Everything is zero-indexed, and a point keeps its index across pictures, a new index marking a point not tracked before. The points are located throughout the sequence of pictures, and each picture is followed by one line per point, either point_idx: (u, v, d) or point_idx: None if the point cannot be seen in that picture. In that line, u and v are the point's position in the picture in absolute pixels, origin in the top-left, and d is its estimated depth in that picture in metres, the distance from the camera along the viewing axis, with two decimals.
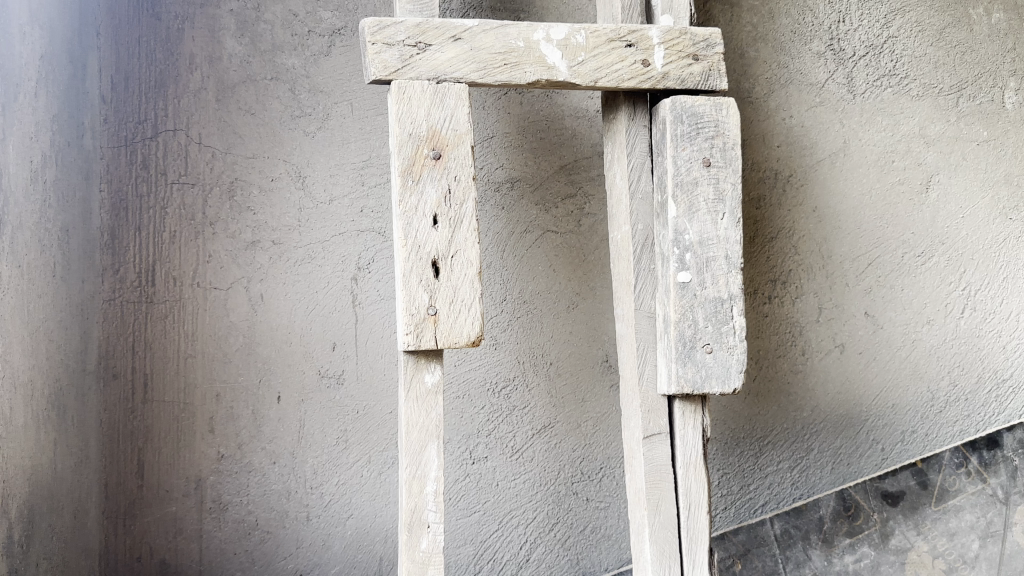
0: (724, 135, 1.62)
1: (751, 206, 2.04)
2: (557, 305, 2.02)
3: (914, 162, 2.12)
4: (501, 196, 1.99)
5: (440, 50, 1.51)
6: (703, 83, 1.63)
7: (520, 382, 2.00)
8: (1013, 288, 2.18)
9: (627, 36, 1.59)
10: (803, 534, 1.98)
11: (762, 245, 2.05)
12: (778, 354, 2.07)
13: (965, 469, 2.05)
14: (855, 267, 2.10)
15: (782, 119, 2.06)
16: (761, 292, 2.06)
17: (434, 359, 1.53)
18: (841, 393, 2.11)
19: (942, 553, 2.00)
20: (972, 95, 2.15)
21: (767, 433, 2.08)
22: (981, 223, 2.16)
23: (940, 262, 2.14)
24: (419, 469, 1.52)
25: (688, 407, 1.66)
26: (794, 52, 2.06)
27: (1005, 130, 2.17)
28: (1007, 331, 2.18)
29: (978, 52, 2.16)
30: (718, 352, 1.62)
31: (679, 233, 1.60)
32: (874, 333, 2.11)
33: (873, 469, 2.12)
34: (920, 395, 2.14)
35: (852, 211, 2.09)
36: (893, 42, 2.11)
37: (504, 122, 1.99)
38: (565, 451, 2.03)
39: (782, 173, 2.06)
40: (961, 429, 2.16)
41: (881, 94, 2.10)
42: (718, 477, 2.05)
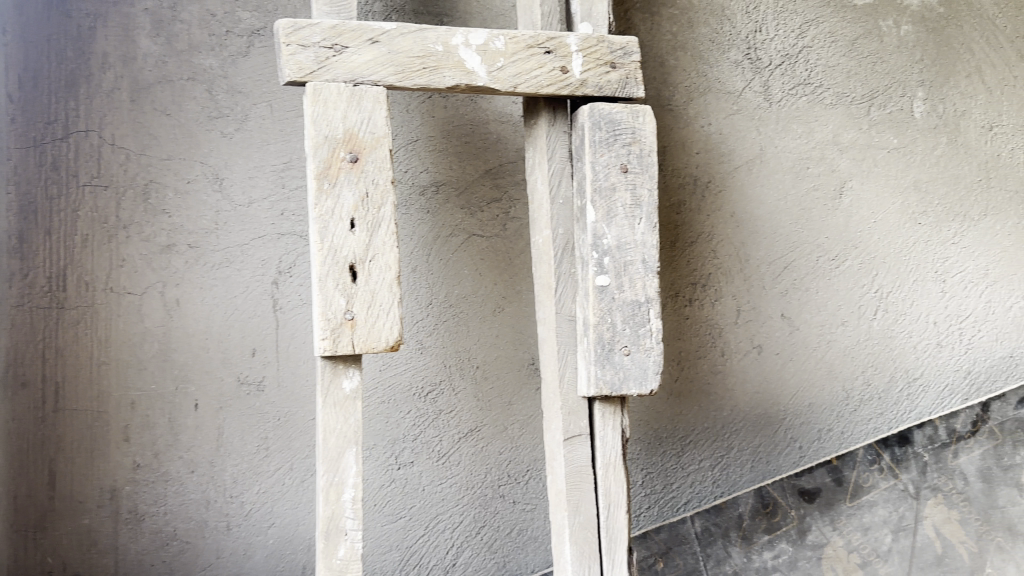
0: (641, 141, 1.65)
1: (671, 211, 2.10)
2: (483, 308, 2.02)
3: (827, 169, 2.17)
4: (426, 200, 1.99)
5: (357, 53, 1.50)
6: (621, 90, 1.66)
7: (445, 386, 2.00)
8: (923, 290, 2.23)
9: (545, 42, 1.60)
10: (723, 532, 2.03)
11: (683, 249, 2.11)
12: (699, 355, 2.13)
13: (878, 466, 2.11)
14: (771, 270, 2.16)
15: (701, 126, 2.10)
16: (682, 295, 2.11)
17: (352, 364, 1.51)
18: (760, 393, 2.17)
19: (857, 547, 2.01)
20: (883, 103, 2.20)
21: (689, 433, 2.13)
22: (892, 226, 2.21)
23: (853, 266, 2.19)
24: (337, 475, 1.50)
25: (608, 408, 1.68)
26: (713, 60, 2.11)
27: (914, 138, 2.22)
28: (918, 331, 2.23)
29: (889, 62, 2.20)
30: (636, 354, 1.64)
31: (597, 237, 1.62)
32: (790, 335, 2.17)
33: (791, 466, 2.18)
34: (836, 394, 2.20)
35: (769, 216, 2.15)
36: (808, 51, 2.16)
37: (428, 125, 1.98)
38: (492, 454, 2.03)
39: (701, 180, 2.11)
40: (874, 427, 2.22)
41: (796, 102, 2.16)
42: (641, 476, 2.11)
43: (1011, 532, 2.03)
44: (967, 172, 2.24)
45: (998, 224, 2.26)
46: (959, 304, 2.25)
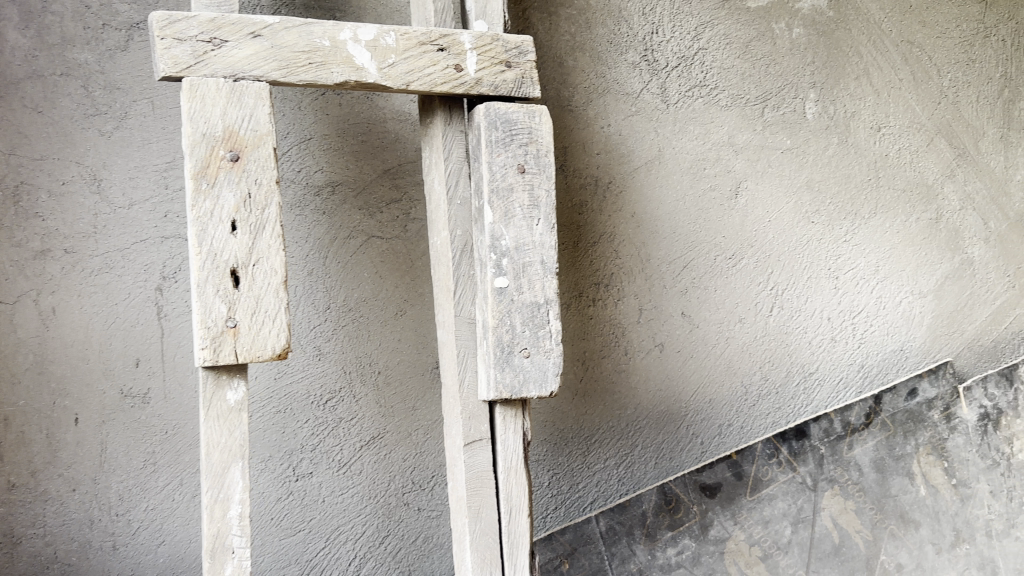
0: (537, 142, 1.62)
1: (573, 212, 2.10)
2: (384, 312, 1.94)
3: (722, 170, 2.19)
4: (321, 201, 1.88)
5: (238, 47, 1.43)
6: (517, 90, 1.61)
7: (346, 394, 1.92)
8: (816, 287, 2.28)
9: (438, 40, 1.55)
10: (627, 530, 2.02)
11: (586, 249, 2.11)
12: (603, 355, 2.14)
13: (776, 459, 2.11)
14: (671, 269, 2.18)
15: (600, 128, 2.10)
16: (586, 296, 2.12)
17: (237, 374, 1.45)
18: (663, 391, 2.19)
19: (758, 540, 2.07)
20: (777, 105, 2.22)
21: (595, 432, 2.15)
22: (785, 226, 2.25)
23: (749, 264, 2.23)
24: (222, 491, 1.44)
25: (509, 412, 1.64)
26: (611, 62, 2.11)
27: (806, 139, 2.25)
28: (812, 327, 2.28)
29: (782, 65, 2.22)
30: (535, 356, 1.62)
31: (495, 238, 1.58)
32: (690, 332, 2.20)
33: (694, 462, 2.22)
34: (735, 390, 2.24)
35: (668, 216, 2.17)
36: (703, 53, 2.17)
37: (322, 123, 1.87)
38: (396, 461, 1.97)
39: (602, 181, 2.11)
40: (773, 421, 2.28)
41: (692, 104, 2.17)
42: (547, 477, 2.11)
43: (903, 519, 2.11)
44: (857, 172, 2.28)
45: (886, 222, 2.30)
46: (852, 300, 2.30)
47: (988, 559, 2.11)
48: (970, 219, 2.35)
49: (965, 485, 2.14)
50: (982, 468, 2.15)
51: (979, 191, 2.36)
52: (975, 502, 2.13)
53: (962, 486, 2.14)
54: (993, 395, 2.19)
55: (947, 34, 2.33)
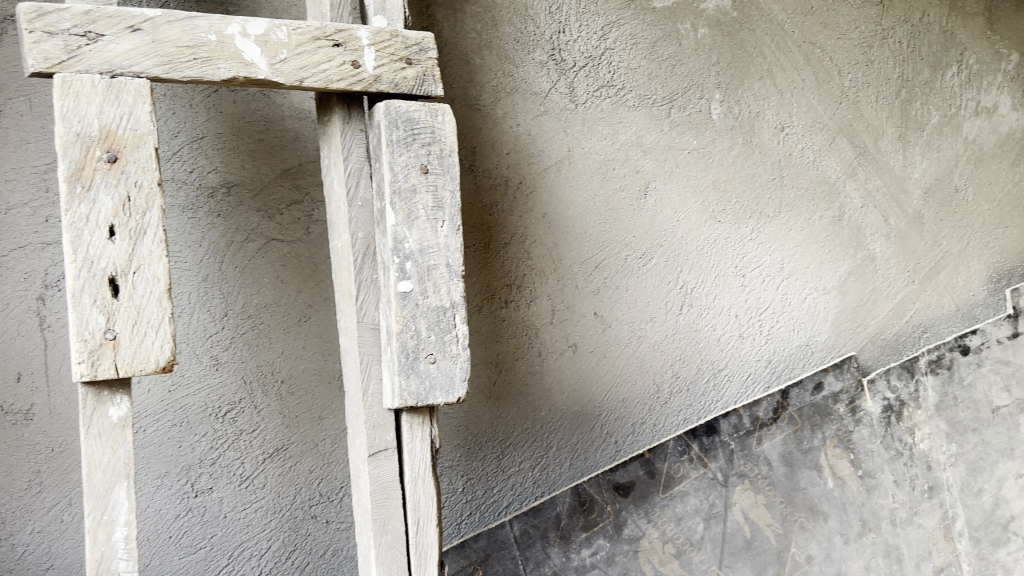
0: (440, 141, 1.53)
1: (483, 212, 2.07)
2: (287, 318, 1.87)
3: (631, 171, 2.19)
4: (216, 203, 1.80)
5: (115, 41, 1.35)
6: (418, 88, 1.54)
7: (246, 405, 1.84)
8: (724, 284, 2.30)
9: (333, 35, 1.47)
10: (541, 533, 2.00)
11: (497, 250, 2.09)
12: (516, 357, 2.12)
13: (688, 455, 2.12)
14: (582, 269, 2.17)
15: (509, 127, 2.08)
16: (498, 297, 2.09)
17: (120, 389, 1.37)
18: (576, 392, 2.18)
19: (671, 537, 2.07)
20: (683, 105, 2.22)
21: (509, 435, 2.13)
22: (693, 224, 2.26)
23: (659, 263, 2.23)
24: (106, 514, 1.36)
25: (416, 419, 1.56)
26: (518, 61, 2.08)
27: (712, 139, 2.25)
28: (720, 324, 2.31)
29: (688, 65, 2.22)
30: (442, 361, 1.53)
31: (398, 241, 1.49)
32: (603, 332, 2.19)
33: (608, 461, 2.22)
34: (647, 388, 2.25)
35: (578, 216, 2.16)
36: (609, 53, 2.15)
37: (216, 121, 1.79)
38: (301, 473, 1.90)
39: (512, 181, 2.09)
40: (684, 418, 2.30)
41: (600, 104, 2.15)
42: (462, 483, 2.08)
43: (812, 511, 2.14)
44: (761, 172, 2.30)
45: (791, 220, 2.34)
46: (759, 297, 2.33)
47: (892, 547, 2.16)
48: (871, 216, 2.40)
49: (871, 475, 2.20)
50: (885, 459, 2.21)
51: (879, 189, 2.40)
52: (880, 492, 2.19)
53: (868, 477, 2.19)
54: (896, 387, 2.26)
55: (846, 36, 2.35)
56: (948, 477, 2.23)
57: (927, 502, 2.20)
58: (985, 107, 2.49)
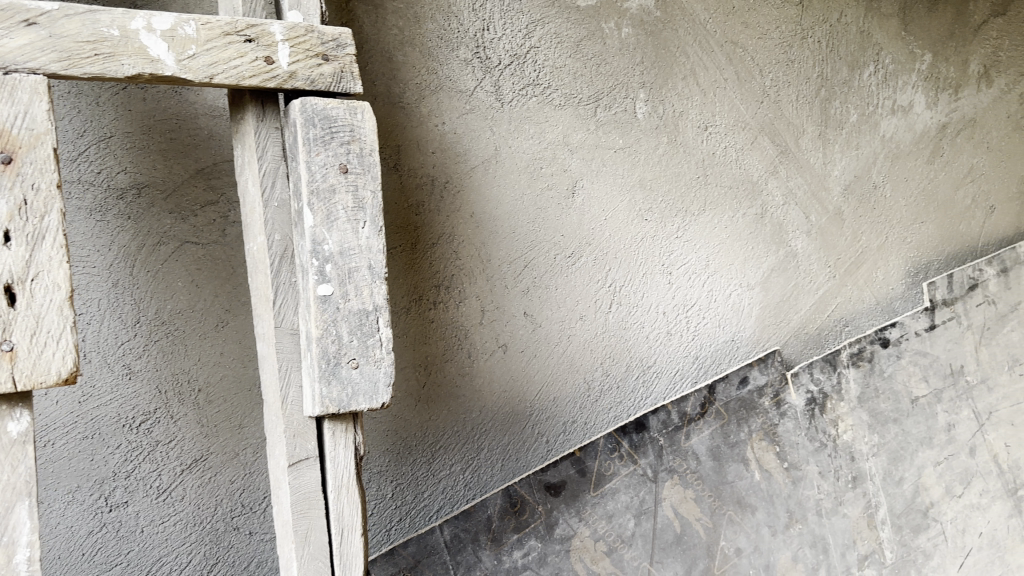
0: (360, 139, 1.49)
1: (410, 212, 2.04)
2: (204, 324, 1.80)
3: (559, 170, 2.18)
4: (126, 205, 1.73)
5: (8, 36, 1.28)
6: (336, 85, 1.50)
7: (162, 415, 1.78)
8: (651, 282, 2.31)
9: (245, 30, 1.42)
10: (472, 537, 1.97)
11: (424, 250, 2.06)
12: (446, 358, 2.10)
13: (618, 453, 2.12)
14: (512, 269, 2.15)
15: (434, 125, 2.05)
16: (426, 299, 2.06)
17: (19, 402, 1.31)
18: (507, 392, 2.17)
19: (603, 535, 2.06)
20: (609, 105, 2.22)
21: (439, 438, 2.10)
22: (621, 223, 2.26)
23: (588, 262, 2.23)
24: (6, 535, 1.28)
25: (339, 426, 1.52)
26: (442, 58, 2.04)
27: (638, 139, 2.26)
28: (649, 322, 2.32)
29: (612, 64, 2.21)
30: (365, 366, 1.49)
31: (317, 242, 1.45)
32: (533, 332, 2.18)
33: (540, 461, 2.22)
34: (578, 386, 2.25)
35: (506, 216, 2.14)
36: (535, 52, 2.13)
37: (124, 120, 1.72)
38: (222, 484, 1.84)
39: (439, 180, 2.06)
40: (615, 415, 2.31)
41: (526, 103, 2.13)
42: (391, 489, 2.04)
43: (740, 504, 2.17)
44: (686, 170, 2.32)
45: (715, 218, 2.36)
46: (686, 294, 2.35)
47: (819, 537, 2.19)
48: (793, 213, 2.44)
49: (796, 467, 2.24)
50: (810, 451, 2.26)
51: (800, 187, 2.44)
52: (805, 484, 2.23)
53: (793, 469, 2.23)
54: (819, 380, 2.31)
55: (767, 36, 2.36)
56: (871, 467, 2.29)
57: (852, 492, 2.26)
58: (901, 105, 2.53)
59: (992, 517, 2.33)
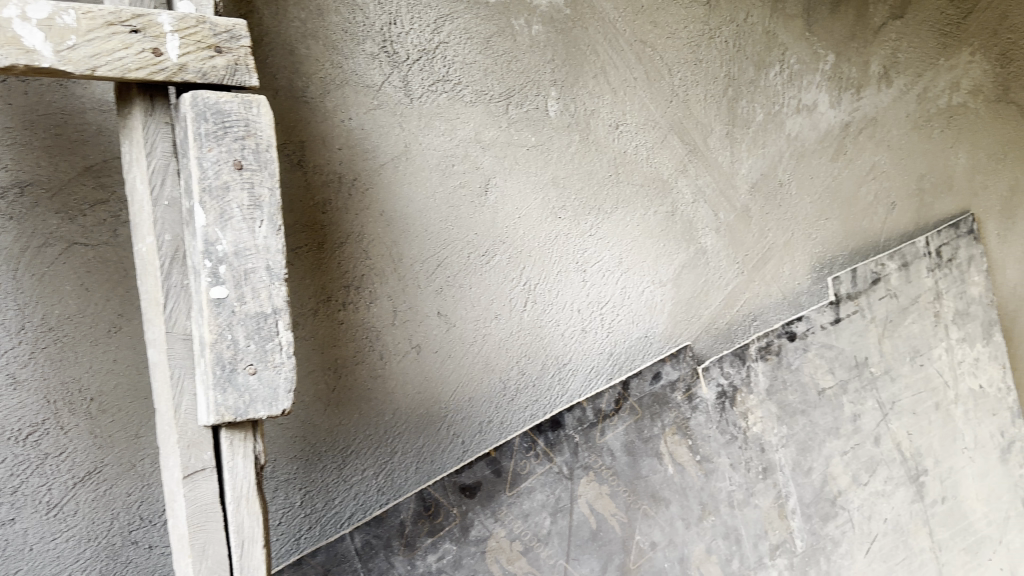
0: (256, 134, 1.44)
1: (316, 211, 1.99)
2: (95, 330, 1.72)
3: (471, 166, 2.15)
4: (8, 205, 1.64)
5: None
6: (230, 78, 1.44)
7: (50, 426, 1.69)
8: (565, 280, 2.31)
9: (130, 20, 1.35)
10: (385, 542, 1.93)
11: (332, 250, 2.02)
12: (356, 361, 2.06)
13: (534, 451, 2.10)
14: (424, 268, 2.12)
15: (340, 121, 2.00)
16: (335, 300, 2.02)
17: None
18: (421, 393, 2.14)
19: (519, 535, 2.05)
20: (520, 102, 2.20)
21: (351, 443, 2.06)
22: (534, 222, 2.25)
23: (501, 261, 2.21)
24: None
25: (237, 434, 1.45)
26: (347, 52, 1.99)
27: (550, 137, 2.25)
28: (564, 320, 2.32)
29: (523, 61, 2.19)
30: (264, 372, 1.44)
31: (210, 243, 1.39)
32: (447, 332, 2.16)
33: (456, 462, 2.19)
34: (494, 386, 2.23)
35: (417, 214, 2.10)
36: (444, 47, 2.09)
37: (4, 114, 1.62)
38: (118, 497, 1.75)
39: (346, 177, 2.02)
40: (531, 414, 2.29)
41: (436, 99, 2.09)
42: (300, 497, 2.00)
43: (655, 498, 2.18)
44: (598, 168, 2.32)
45: (627, 216, 2.37)
46: (600, 292, 2.36)
47: (731, 528, 2.23)
48: (702, 211, 2.47)
49: (708, 460, 2.26)
50: (721, 443, 2.29)
51: (709, 185, 2.47)
52: (717, 476, 2.26)
53: (706, 462, 2.26)
54: (729, 373, 2.33)
55: (675, 35, 2.38)
56: (780, 458, 2.34)
57: (762, 483, 2.30)
58: (805, 105, 2.58)
59: (895, 503, 2.44)
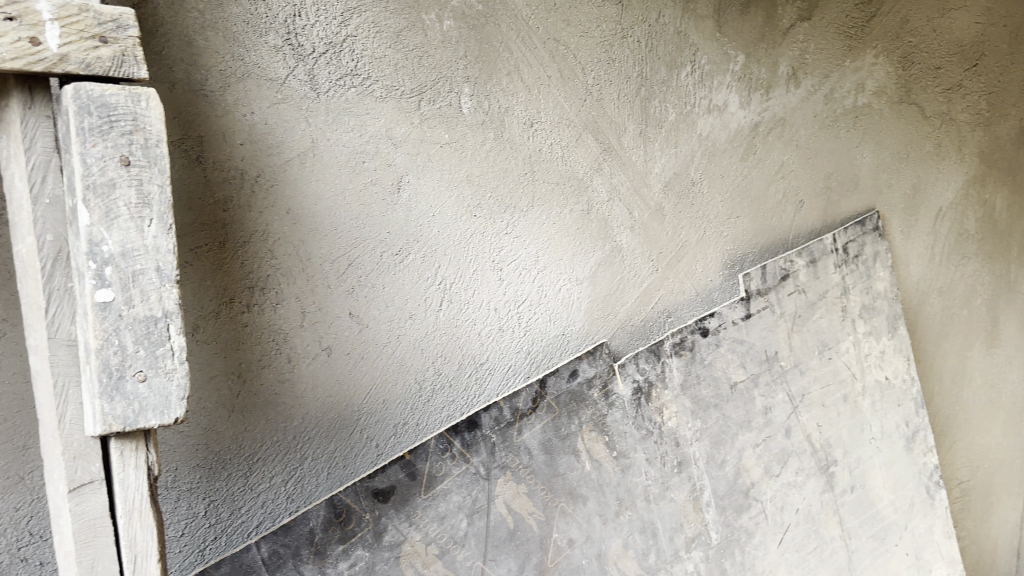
0: (145, 129, 1.37)
1: (217, 208, 1.92)
2: None
3: (383, 163, 2.11)
4: None
5: None
6: (116, 70, 1.37)
7: None
8: (482, 279, 2.29)
9: (5, 7, 1.26)
10: (293, 552, 1.86)
11: (234, 250, 1.95)
12: (262, 364, 2.00)
13: (450, 453, 2.06)
14: (334, 268, 2.07)
15: (242, 115, 1.93)
16: (238, 301, 1.96)
17: None
18: (332, 397, 2.09)
19: (434, 538, 2.01)
20: (432, 98, 2.16)
21: (257, 450, 2.00)
22: (449, 220, 2.22)
23: (416, 259, 2.18)
24: None
25: (128, 444, 1.39)
26: (249, 44, 1.92)
27: (463, 134, 2.22)
28: (480, 319, 2.30)
29: (434, 57, 2.14)
30: (154, 379, 1.37)
31: (94, 243, 1.32)
32: (359, 333, 2.11)
33: (370, 466, 2.15)
34: (409, 387, 2.20)
35: (327, 212, 2.05)
36: (352, 41, 2.03)
37: None
38: (5, 512, 1.66)
39: (249, 174, 1.95)
40: (449, 415, 2.27)
41: (344, 94, 2.04)
42: (203, 507, 1.94)
43: (572, 495, 2.18)
44: (514, 166, 2.30)
45: (543, 214, 2.36)
46: (516, 290, 2.35)
47: (648, 523, 2.25)
48: (617, 209, 2.48)
49: (625, 456, 2.27)
50: (638, 439, 2.29)
51: (623, 183, 2.48)
52: (634, 471, 2.27)
53: (622, 457, 2.26)
54: (644, 369, 2.33)
55: (588, 33, 2.37)
56: (694, 451, 2.36)
57: (678, 477, 2.32)
58: (716, 105, 2.60)
59: (807, 493, 2.50)
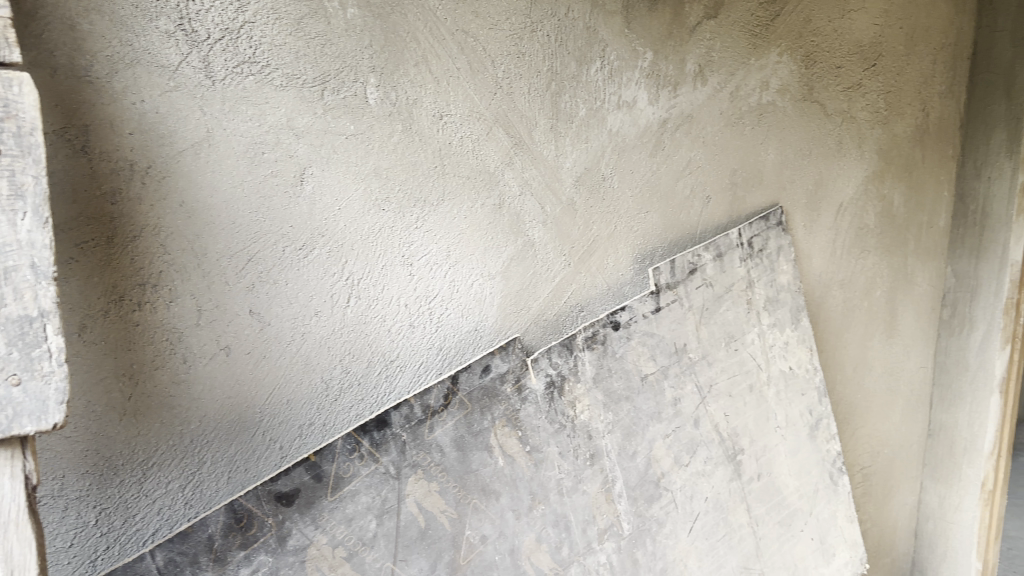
0: (17, 116, 1.30)
1: (105, 201, 1.82)
2: None
3: (285, 154, 2.03)
4: None
5: None
6: None
7: None
8: (390, 274, 2.25)
9: None
10: (191, 559, 1.80)
11: (124, 246, 1.86)
12: (156, 365, 1.92)
13: (358, 453, 2.00)
14: (233, 264, 2.00)
15: (132, 103, 1.83)
16: (128, 300, 1.87)
17: None
18: (231, 399, 2.04)
19: (342, 540, 1.96)
20: (337, 88, 2.08)
21: (151, 454, 1.93)
22: (356, 214, 2.17)
23: (321, 254, 2.12)
24: None
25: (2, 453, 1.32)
26: (138, 29, 1.81)
27: (370, 125, 2.15)
28: (389, 315, 2.27)
29: (339, 45, 2.06)
30: (29, 382, 1.31)
31: None
32: (261, 332, 2.05)
33: (273, 469, 2.12)
34: (315, 387, 2.16)
35: (226, 206, 1.97)
36: (250, 27, 1.93)
37: None
38: None
39: (140, 165, 1.85)
40: (357, 414, 2.25)
41: (242, 82, 1.95)
42: (94, 515, 1.87)
43: (485, 492, 2.16)
44: (423, 160, 2.26)
45: (454, 208, 2.33)
46: (426, 286, 2.32)
47: (560, 516, 2.25)
48: (528, 204, 2.47)
49: (538, 450, 2.26)
50: (550, 433, 2.29)
51: (535, 178, 2.47)
52: (546, 465, 2.26)
53: (535, 452, 2.26)
54: (557, 363, 2.32)
55: (497, 26, 2.32)
56: (607, 444, 2.37)
57: (590, 469, 2.33)
58: (625, 101, 2.59)
59: (715, 482, 2.56)
